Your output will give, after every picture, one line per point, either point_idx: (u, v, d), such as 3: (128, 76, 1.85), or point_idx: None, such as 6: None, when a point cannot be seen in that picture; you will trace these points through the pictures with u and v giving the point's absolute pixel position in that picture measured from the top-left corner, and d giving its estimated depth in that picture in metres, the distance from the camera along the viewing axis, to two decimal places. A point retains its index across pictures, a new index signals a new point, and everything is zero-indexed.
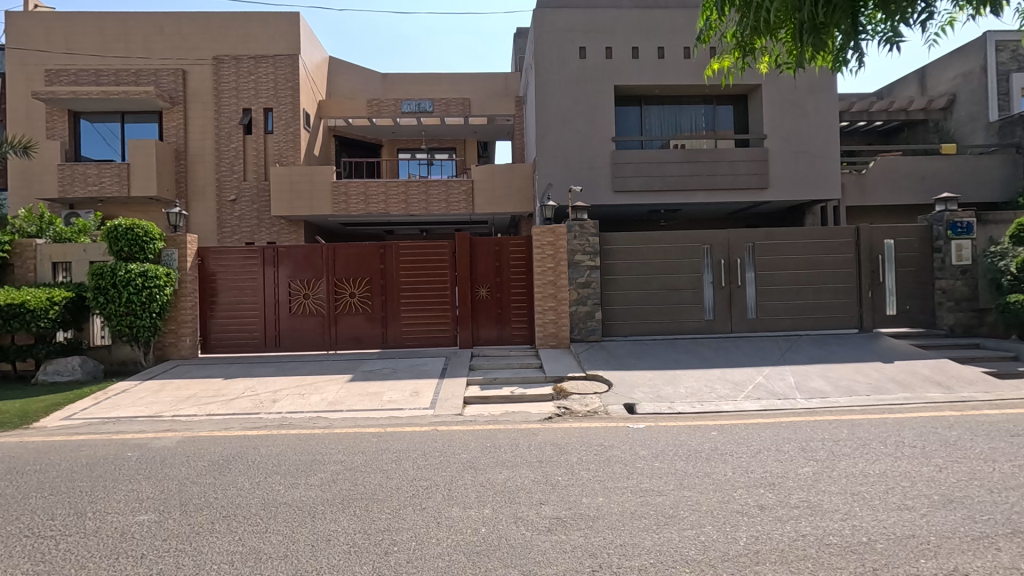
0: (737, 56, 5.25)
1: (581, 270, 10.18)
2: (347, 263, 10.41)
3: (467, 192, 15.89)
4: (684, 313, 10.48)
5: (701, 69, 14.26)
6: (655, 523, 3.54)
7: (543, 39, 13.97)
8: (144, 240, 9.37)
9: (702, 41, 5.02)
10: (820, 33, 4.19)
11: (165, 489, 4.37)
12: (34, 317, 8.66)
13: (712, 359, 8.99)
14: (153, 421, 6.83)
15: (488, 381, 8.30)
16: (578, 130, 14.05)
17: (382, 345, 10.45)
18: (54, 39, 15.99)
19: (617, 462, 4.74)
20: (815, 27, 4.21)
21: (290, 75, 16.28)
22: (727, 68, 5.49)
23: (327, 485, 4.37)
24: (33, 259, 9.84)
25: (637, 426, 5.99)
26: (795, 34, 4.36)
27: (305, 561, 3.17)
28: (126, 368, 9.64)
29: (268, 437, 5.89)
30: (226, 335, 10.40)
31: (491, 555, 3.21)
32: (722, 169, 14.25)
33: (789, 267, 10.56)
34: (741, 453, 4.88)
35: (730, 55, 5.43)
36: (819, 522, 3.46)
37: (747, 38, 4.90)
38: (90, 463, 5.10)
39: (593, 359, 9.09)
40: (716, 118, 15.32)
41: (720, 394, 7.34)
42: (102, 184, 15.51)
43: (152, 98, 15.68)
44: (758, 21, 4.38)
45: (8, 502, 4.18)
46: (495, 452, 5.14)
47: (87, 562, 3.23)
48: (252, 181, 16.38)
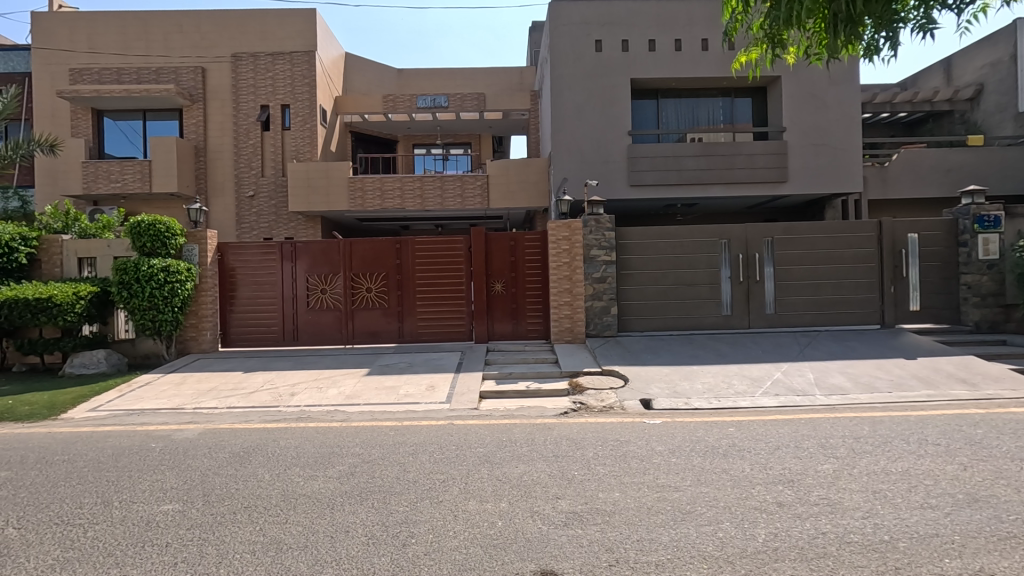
0: (764, 48, 5.25)
1: (597, 265, 10.15)
2: (363, 258, 10.49)
3: (482, 187, 15.88)
4: (701, 308, 10.39)
5: (719, 61, 14.07)
6: (672, 518, 3.54)
7: (559, 32, 13.88)
8: (166, 236, 9.53)
9: (730, 35, 5.04)
10: (855, 22, 4.23)
11: (188, 479, 4.47)
12: (61, 311, 8.86)
13: (729, 355, 8.92)
14: (175, 413, 6.97)
15: (503, 375, 8.34)
16: (593, 124, 13.96)
17: (398, 339, 10.53)
18: (77, 38, 16.30)
19: (633, 458, 4.72)
20: (850, 18, 4.26)
21: (306, 72, 16.40)
22: (754, 60, 5.48)
23: (346, 478, 4.43)
24: (59, 254, 10.09)
25: (653, 422, 5.95)
26: (828, 25, 4.39)
27: (325, 552, 3.21)
28: (149, 361, 9.86)
29: (288, 430, 5.97)
30: (245, 329, 10.55)
31: (507, 548, 3.23)
32: (740, 163, 14.06)
33: (808, 262, 10.40)
34: (759, 449, 4.83)
35: (757, 47, 5.43)
36: (840, 520, 3.41)
37: (775, 30, 4.91)
38: (116, 453, 5.23)
39: (609, 355, 9.08)
40: (734, 111, 15.14)
41: (738, 390, 7.27)
42: (124, 180, 15.81)
43: (172, 96, 15.90)
44: (791, 13, 4.41)
45: (38, 491, 4.30)
46: (511, 446, 5.15)
47: (115, 550, 3.31)
48: (270, 177, 16.57)
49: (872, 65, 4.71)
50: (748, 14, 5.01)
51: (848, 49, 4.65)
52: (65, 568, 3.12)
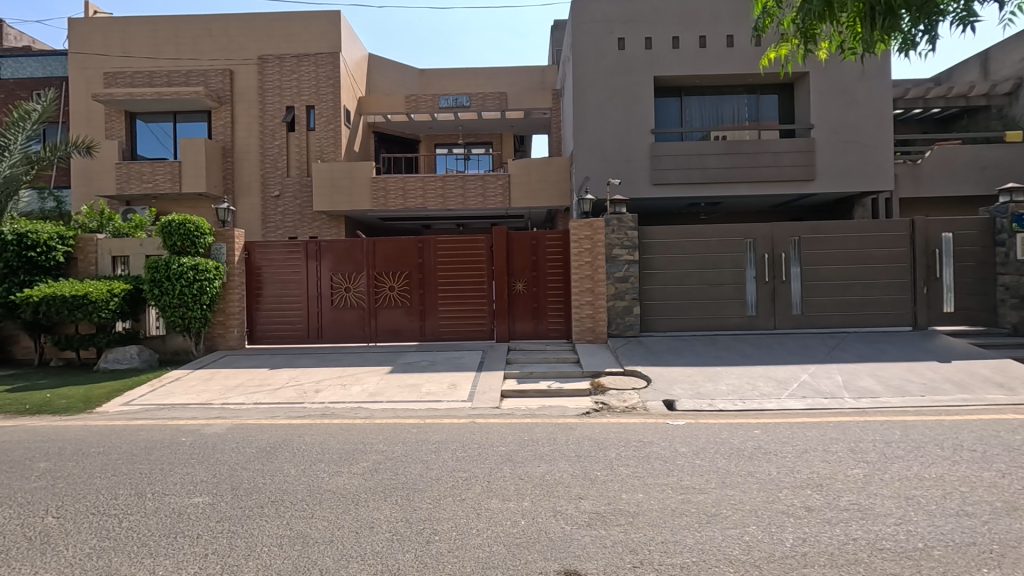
0: (796, 44, 5.17)
1: (619, 265, 10.08)
2: (386, 257, 10.59)
3: (503, 186, 15.90)
4: (725, 308, 10.24)
5: (744, 57, 13.85)
6: (697, 520, 3.50)
7: (581, 30, 13.82)
8: (195, 235, 9.76)
9: (761, 30, 4.97)
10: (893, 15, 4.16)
11: (217, 473, 4.57)
12: (96, 308, 9.14)
13: (754, 356, 8.77)
14: (204, 408, 7.14)
15: (524, 374, 8.34)
16: (615, 122, 13.85)
17: (420, 337, 10.61)
18: (111, 43, 16.77)
19: (657, 459, 4.68)
20: (888, 11, 4.20)
21: (331, 73, 16.62)
22: (785, 57, 5.39)
23: (369, 474, 4.49)
24: (95, 253, 10.42)
25: (677, 423, 5.88)
26: (864, 19, 4.33)
27: (350, 547, 3.25)
28: (179, 357, 10.12)
29: (313, 427, 6.07)
30: (271, 326, 10.73)
31: (530, 548, 3.22)
32: (766, 161, 13.83)
33: (836, 261, 10.18)
34: (785, 452, 4.74)
35: (788, 43, 5.35)
36: (871, 526, 3.33)
37: (808, 24, 4.83)
38: (148, 446, 5.37)
39: (631, 355, 9.01)
40: (760, 108, 14.91)
41: (763, 392, 7.15)
42: (156, 181, 16.23)
43: (201, 98, 16.26)
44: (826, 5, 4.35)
45: (75, 481, 4.44)
46: (533, 445, 5.14)
47: (148, 540, 3.41)
48: (295, 177, 16.84)
49: (909, 59, 4.62)
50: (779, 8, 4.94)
51: (884, 42, 4.57)
52: (101, 557, 3.21)
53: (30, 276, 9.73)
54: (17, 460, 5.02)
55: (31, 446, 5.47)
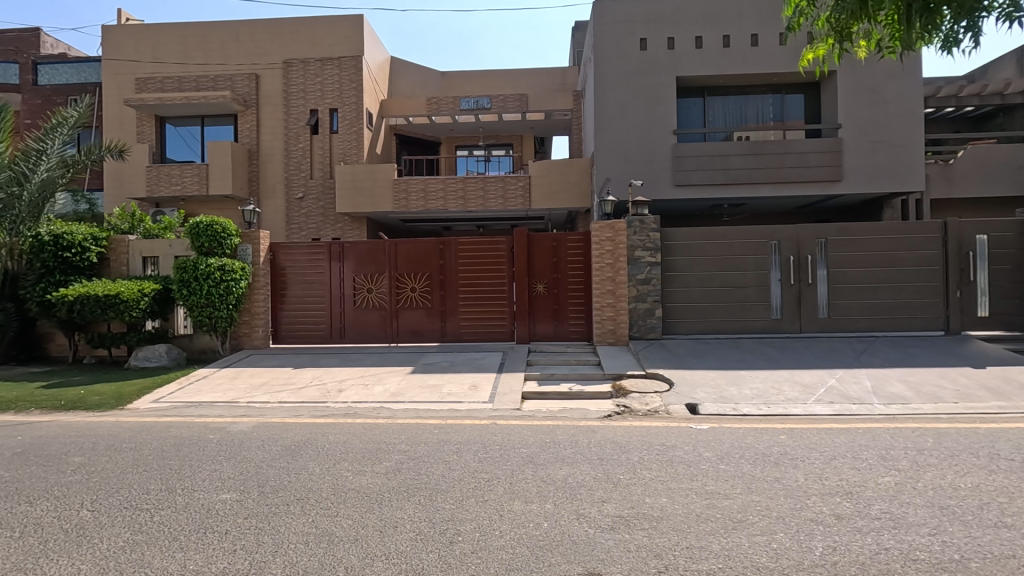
0: (830, 43, 5.12)
1: (641, 266, 10.02)
2: (408, 258, 10.68)
3: (524, 187, 15.91)
4: (749, 311, 10.09)
5: (769, 57, 13.65)
6: (722, 526, 3.44)
7: (603, 31, 13.77)
8: (222, 236, 9.97)
9: (794, 29, 4.94)
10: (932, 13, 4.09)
11: (244, 470, 4.65)
12: (127, 307, 9.39)
13: (779, 360, 8.63)
14: (230, 406, 7.28)
15: (545, 376, 8.32)
16: (637, 123, 13.76)
17: (441, 338, 10.65)
18: (142, 49, 17.23)
19: (680, 463, 4.63)
20: (927, 9, 4.13)
21: (354, 76, 16.83)
22: (820, 57, 5.34)
23: (392, 473, 4.53)
24: (126, 253, 10.70)
25: (701, 427, 5.82)
26: (902, 17, 4.26)
27: (375, 546, 3.28)
28: (206, 356, 10.32)
29: (336, 426, 6.14)
30: (295, 326, 10.89)
31: (554, 550, 3.22)
32: (791, 161, 13.61)
33: (865, 264, 9.96)
34: (813, 459, 4.65)
35: (823, 43, 5.29)
36: (904, 535, 3.25)
37: (843, 23, 4.78)
38: (177, 443, 5.49)
39: (653, 357, 8.94)
40: (785, 108, 14.68)
41: (789, 396, 7.02)
42: (184, 183, 16.60)
43: (228, 102, 16.60)
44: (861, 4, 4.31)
45: (108, 476, 4.57)
46: (555, 447, 5.14)
47: (179, 534, 3.48)
48: (318, 180, 17.07)
49: (951, 58, 4.52)
50: (813, 7, 4.90)
51: (924, 40, 4.48)
52: (134, 550, 3.29)
53: (66, 276, 10.05)
54: (53, 454, 5.18)
55: (67, 441, 5.63)
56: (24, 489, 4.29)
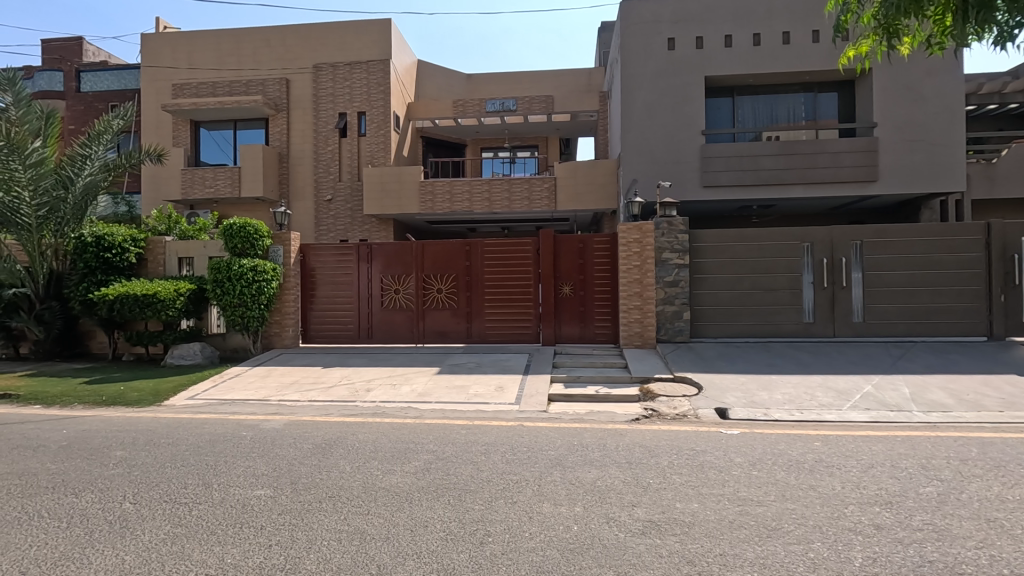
0: (875, 40, 5.09)
1: (669, 269, 9.90)
2: (435, 259, 10.76)
3: (549, 189, 15.89)
4: (780, 315, 9.89)
5: (801, 55, 13.39)
6: (757, 534, 3.38)
7: (630, 31, 13.67)
8: (254, 238, 10.20)
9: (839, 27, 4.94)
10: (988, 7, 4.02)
11: (277, 467, 4.75)
12: (164, 306, 9.67)
13: (811, 365, 8.44)
14: (263, 404, 7.45)
15: (571, 379, 8.28)
16: (665, 124, 13.61)
17: (466, 340, 10.69)
18: (179, 56, 17.75)
19: (711, 468, 4.56)
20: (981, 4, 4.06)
21: (381, 80, 17.06)
22: (865, 54, 5.32)
23: (421, 473, 4.57)
24: (163, 254, 11.02)
25: (731, 431, 5.72)
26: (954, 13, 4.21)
27: (406, 545, 3.31)
28: (238, 355, 10.56)
29: (366, 425, 6.22)
30: (323, 326, 11.06)
31: (584, 553, 3.20)
32: (823, 161, 13.31)
33: (901, 266, 9.68)
34: (849, 467, 4.53)
35: (868, 39, 5.27)
36: (948, 548, 3.14)
37: (890, 20, 4.74)
38: (212, 440, 5.64)
39: (680, 361, 8.83)
40: (818, 107, 14.37)
41: (822, 402, 6.85)
42: (217, 186, 17.03)
43: (260, 106, 16.99)
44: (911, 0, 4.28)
45: (147, 470, 4.71)
46: (583, 451, 5.11)
47: (216, 528, 3.57)
48: (346, 182, 17.33)
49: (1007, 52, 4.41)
50: (858, 4, 4.87)
51: (978, 34, 4.39)
52: (174, 543, 3.39)
53: (106, 275, 10.42)
54: (96, 448, 5.36)
55: (108, 435, 5.83)
56: (70, 481, 4.45)
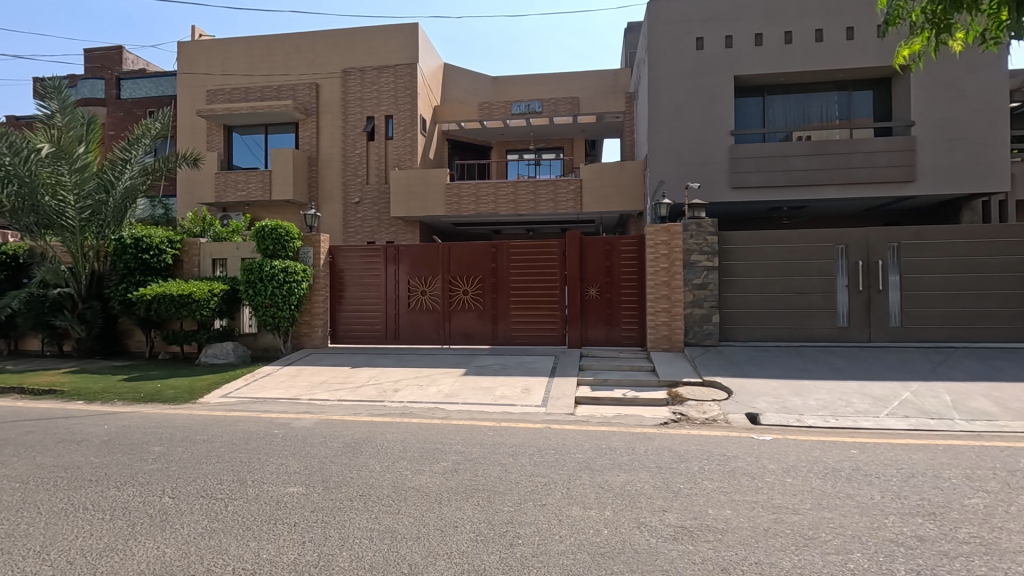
0: (926, 37, 5.08)
1: (697, 271, 9.76)
2: (461, 261, 10.82)
3: (575, 191, 15.83)
4: (813, 318, 9.68)
5: (835, 53, 13.08)
6: (793, 543, 3.30)
7: (657, 32, 13.54)
8: (286, 239, 10.42)
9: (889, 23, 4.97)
10: None
11: (309, 465, 4.83)
12: (198, 306, 9.94)
13: (847, 370, 8.21)
14: (293, 403, 7.58)
15: (598, 382, 8.23)
16: (693, 125, 13.44)
17: (492, 341, 10.71)
18: (213, 62, 18.24)
19: (743, 475, 4.47)
20: None
21: (408, 83, 17.26)
22: (915, 54, 5.30)
23: (450, 473, 4.59)
24: (197, 255, 11.32)
25: (762, 437, 5.61)
26: None
27: (436, 545, 3.32)
28: (269, 354, 10.78)
29: (394, 425, 6.28)
30: (351, 327, 11.22)
31: (615, 558, 3.17)
32: (858, 161, 12.98)
33: (941, 269, 9.39)
34: (889, 476, 4.39)
35: (920, 38, 5.26)
36: (999, 563, 3.01)
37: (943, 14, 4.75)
38: (246, 437, 5.76)
39: (710, 365, 8.69)
40: (852, 105, 14.03)
41: (858, 409, 6.66)
42: (249, 189, 17.44)
43: (290, 111, 17.35)
44: None
45: (185, 465, 4.84)
46: (611, 454, 5.06)
47: (251, 524, 3.64)
48: (374, 185, 17.56)
49: None
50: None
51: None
52: (212, 537, 3.47)
53: (144, 276, 10.77)
54: (136, 443, 5.53)
55: (147, 431, 6.02)
56: (112, 475, 4.61)
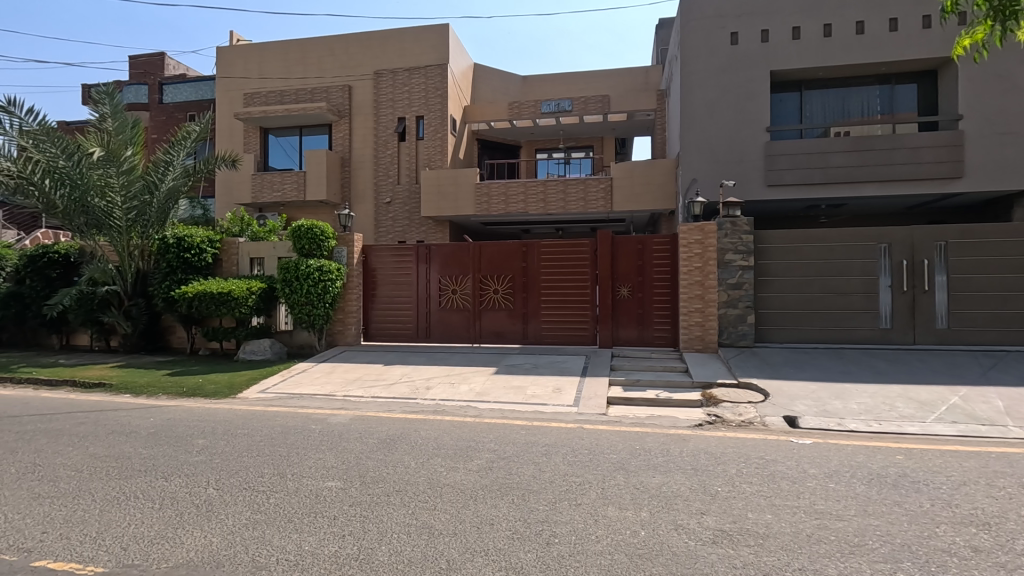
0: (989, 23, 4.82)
1: (732, 270, 9.56)
2: (491, 260, 10.85)
3: (605, 190, 15.70)
4: (854, 320, 9.40)
5: (877, 45, 12.67)
6: (839, 550, 3.21)
7: (690, 27, 13.30)
8: (320, 239, 10.63)
9: None
10: None
11: (346, 460, 4.92)
12: (237, 304, 10.23)
13: (890, 373, 7.93)
14: (329, 398, 7.74)
15: (630, 382, 8.15)
16: (726, 122, 13.18)
17: (523, 340, 10.72)
18: (250, 66, 18.73)
19: (783, 478, 4.37)
20: None
21: (439, 84, 17.40)
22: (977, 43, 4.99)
23: (484, 471, 4.61)
24: (236, 255, 11.64)
25: (802, 441, 5.47)
26: None
27: (473, 542, 3.35)
28: (304, 351, 11.01)
29: (426, 422, 6.35)
30: (384, 325, 11.37)
31: (653, 560, 3.13)
32: (901, 158, 12.56)
33: (991, 269, 9.00)
34: (939, 483, 4.23)
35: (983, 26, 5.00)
36: None
37: None
38: (284, 432, 5.91)
39: (745, 366, 8.51)
40: (894, 99, 13.57)
41: (903, 414, 6.43)
42: (284, 189, 17.85)
43: (324, 112, 17.67)
44: None
45: (228, 458, 5.00)
46: (645, 455, 5.01)
47: (293, 516, 3.73)
48: (404, 186, 17.76)
49: None
50: None
51: None
52: (256, 528, 3.56)
53: (186, 274, 11.13)
54: (181, 436, 5.74)
55: (190, 424, 6.22)
56: (160, 465, 4.78)
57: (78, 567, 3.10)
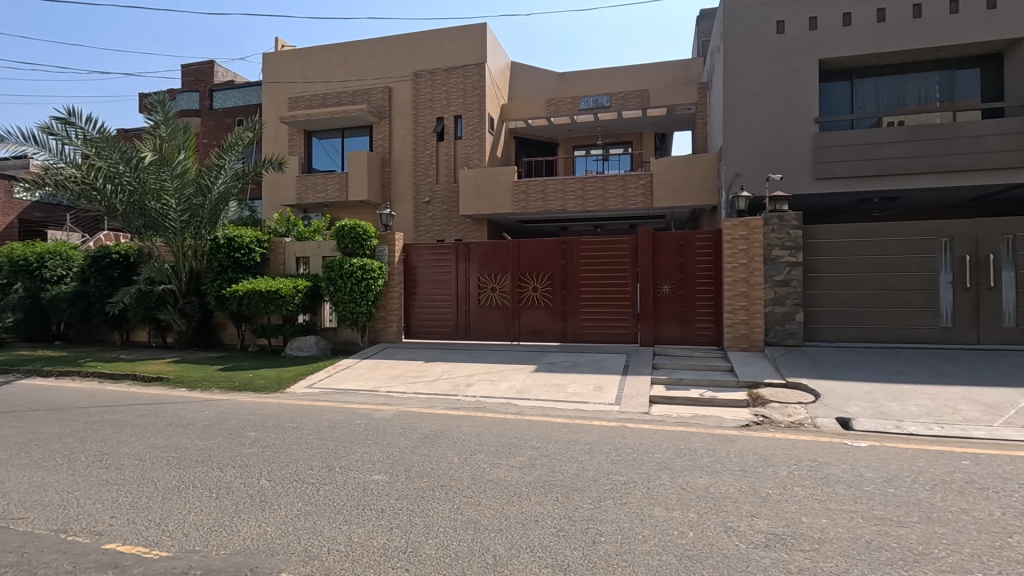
0: None
1: (780, 267, 9.26)
2: (530, 258, 10.84)
3: (645, 186, 15.46)
4: (911, 318, 8.97)
5: (936, 29, 12.03)
6: (901, 558, 3.06)
7: (734, 17, 12.94)
8: (363, 238, 10.86)
9: None
10: None
11: (391, 455, 5.01)
12: (284, 302, 10.58)
13: (952, 374, 7.52)
14: (372, 394, 7.91)
15: (673, 381, 8.01)
16: (771, 113, 12.77)
17: (562, 338, 10.67)
18: (295, 71, 19.28)
19: (838, 482, 4.20)
20: None
21: (477, 83, 17.50)
22: None
23: (527, 468, 4.62)
24: (283, 254, 11.99)
25: (857, 444, 5.25)
26: None
27: (519, 538, 3.36)
28: (348, 348, 11.27)
29: (468, 418, 6.40)
30: (424, 322, 11.53)
31: (703, 561, 3.07)
32: (963, 147, 11.88)
33: None
34: (1010, 491, 3.97)
35: None
36: None
37: None
38: (332, 426, 6.07)
39: (794, 366, 8.23)
40: (955, 85, 12.85)
41: (968, 417, 6.09)
42: (327, 190, 18.31)
43: (364, 114, 18.02)
44: None
45: (278, 451, 5.16)
46: (690, 455, 4.91)
47: (342, 508, 3.83)
48: (443, 184, 17.96)
49: None
50: None
51: None
52: (307, 518, 3.67)
53: (236, 273, 11.57)
54: (235, 428, 5.96)
55: (243, 418, 6.46)
56: (216, 456, 4.99)
57: (145, 550, 3.25)
